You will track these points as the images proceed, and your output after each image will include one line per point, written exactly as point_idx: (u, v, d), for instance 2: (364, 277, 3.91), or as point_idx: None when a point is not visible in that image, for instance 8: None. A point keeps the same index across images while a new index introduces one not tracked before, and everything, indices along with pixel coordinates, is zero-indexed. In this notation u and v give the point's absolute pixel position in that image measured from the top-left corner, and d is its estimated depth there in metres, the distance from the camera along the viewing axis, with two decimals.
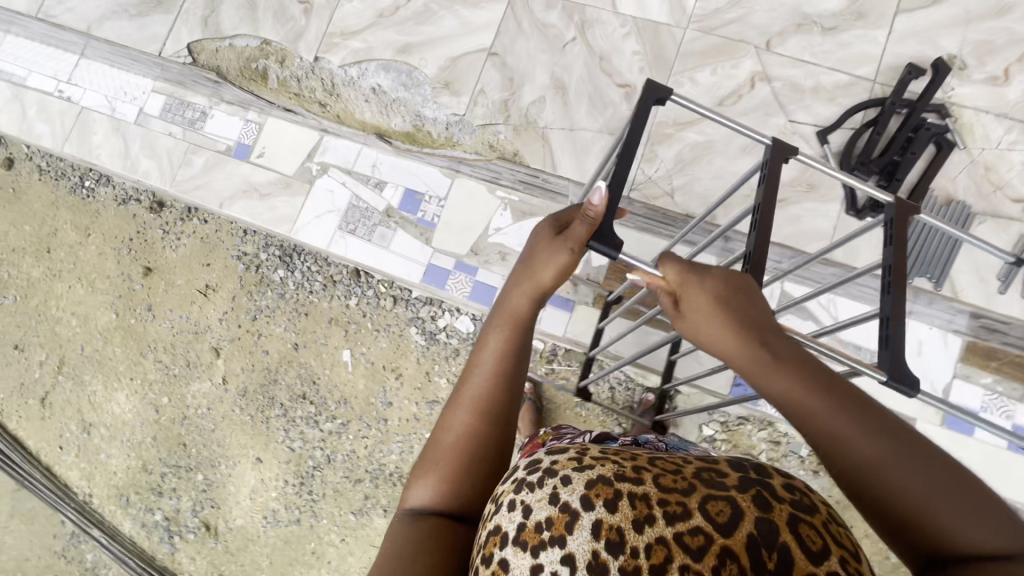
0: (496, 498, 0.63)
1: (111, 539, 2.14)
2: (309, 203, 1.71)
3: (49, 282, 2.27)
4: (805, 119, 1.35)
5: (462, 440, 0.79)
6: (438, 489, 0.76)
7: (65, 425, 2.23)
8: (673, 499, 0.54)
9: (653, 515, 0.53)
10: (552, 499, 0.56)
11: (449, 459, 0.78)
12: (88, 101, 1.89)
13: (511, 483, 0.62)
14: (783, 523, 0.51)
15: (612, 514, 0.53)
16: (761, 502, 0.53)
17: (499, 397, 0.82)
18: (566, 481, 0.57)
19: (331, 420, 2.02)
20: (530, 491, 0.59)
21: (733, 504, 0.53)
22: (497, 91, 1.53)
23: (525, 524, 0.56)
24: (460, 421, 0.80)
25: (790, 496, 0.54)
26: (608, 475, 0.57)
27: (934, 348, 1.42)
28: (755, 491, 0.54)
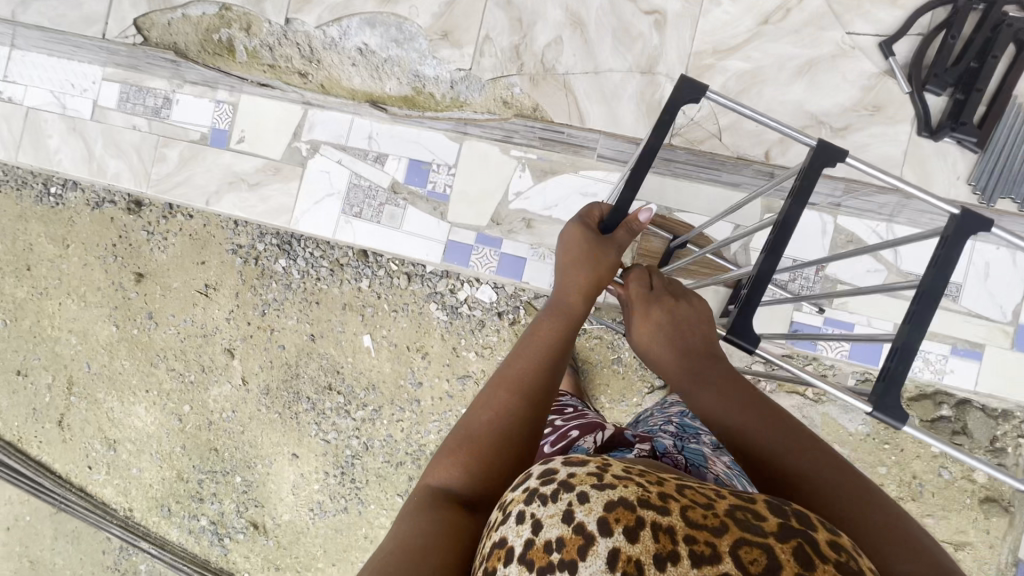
0: (503, 505, 0.54)
1: (161, 548, 2.13)
2: (304, 188, 1.54)
3: (37, 302, 2.12)
4: (865, 29, 1.18)
5: (498, 425, 0.71)
6: (467, 474, 0.68)
7: (89, 445, 2.16)
8: (701, 538, 0.45)
9: (677, 552, 0.45)
10: (565, 517, 0.48)
11: (482, 444, 0.70)
12: (33, 99, 1.66)
13: (521, 491, 0.52)
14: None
15: (631, 544, 0.45)
16: (801, 559, 0.43)
17: (541, 387, 0.75)
18: (581, 498, 0.48)
19: (363, 408, 1.95)
20: (541, 504, 0.50)
21: (769, 556, 0.43)
22: (505, 36, 1.34)
23: (534, 540, 0.48)
24: (498, 403, 0.73)
25: (834, 555, 0.45)
26: (630, 498, 0.48)
27: (1002, 268, 1.32)
28: (796, 543, 0.45)
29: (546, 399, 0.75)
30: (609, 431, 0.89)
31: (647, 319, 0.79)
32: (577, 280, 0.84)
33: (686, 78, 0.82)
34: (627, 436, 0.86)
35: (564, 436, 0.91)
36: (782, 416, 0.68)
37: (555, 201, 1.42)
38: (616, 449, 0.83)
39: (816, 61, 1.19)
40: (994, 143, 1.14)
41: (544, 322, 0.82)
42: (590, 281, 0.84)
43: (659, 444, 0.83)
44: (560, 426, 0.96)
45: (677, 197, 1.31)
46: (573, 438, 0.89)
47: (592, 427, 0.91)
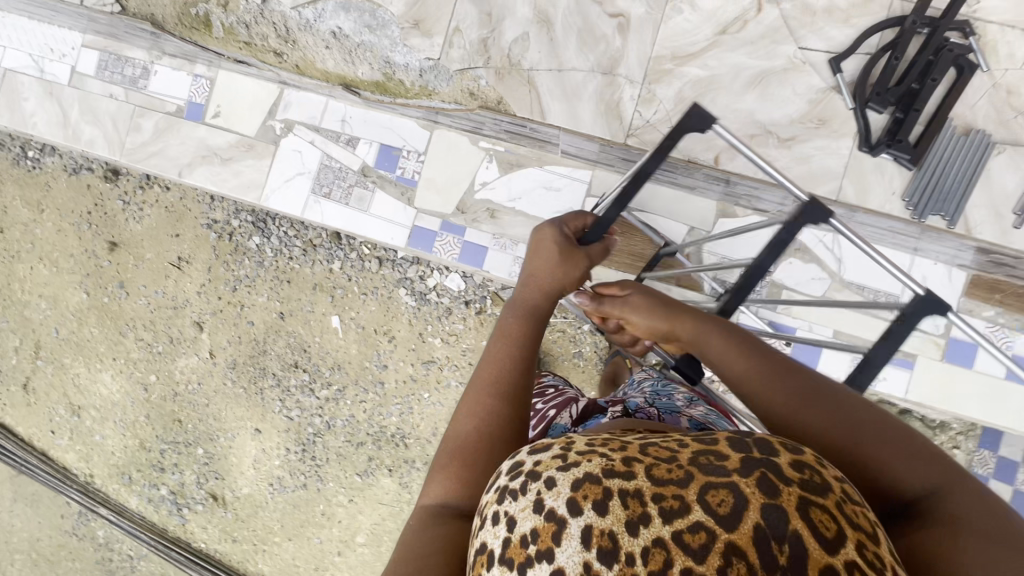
0: (480, 510, 0.53)
1: (120, 515, 2.16)
2: (276, 166, 1.57)
3: (8, 265, 2.13)
4: (817, 45, 1.25)
5: (484, 427, 0.69)
6: (458, 484, 0.66)
7: (53, 410, 2.17)
8: (668, 493, 0.44)
9: (648, 514, 0.44)
10: (536, 507, 0.47)
11: (468, 450, 0.68)
12: (12, 61, 1.68)
13: (494, 492, 0.52)
14: (793, 507, 0.42)
15: (602, 517, 0.44)
16: (765, 488, 0.43)
17: (518, 382, 0.73)
18: (550, 484, 0.48)
19: (327, 387, 1.97)
20: (513, 500, 0.49)
21: (736, 494, 0.43)
22: (474, 29, 1.36)
23: (510, 539, 0.48)
24: (477, 406, 0.71)
25: (800, 475, 0.45)
26: (596, 471, 0.47)
27: (938, 283, 1.32)
28: (759, 474, 0.44)
29: (525, 394, 0.74)
30: (584, 402, 0.97)
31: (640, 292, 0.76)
32: (540, 274, 0.86)
33: (692, 107, 0.83)
34: (601, 402, 0.96)
35: (543, 418, 0.95)
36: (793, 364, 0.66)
37: (520, 193, 1.46)
38: (592, 415, 0.90)
39: (768, 73, 1.26)
40: (927, 163, 1.23)
41: (508, 324, 0.81)
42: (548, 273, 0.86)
43: (631, 403, 0.87)
44: (538, 410, 1.00)
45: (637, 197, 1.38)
46: (551, 417, 0.94)
47: (567, 403, 0.98)
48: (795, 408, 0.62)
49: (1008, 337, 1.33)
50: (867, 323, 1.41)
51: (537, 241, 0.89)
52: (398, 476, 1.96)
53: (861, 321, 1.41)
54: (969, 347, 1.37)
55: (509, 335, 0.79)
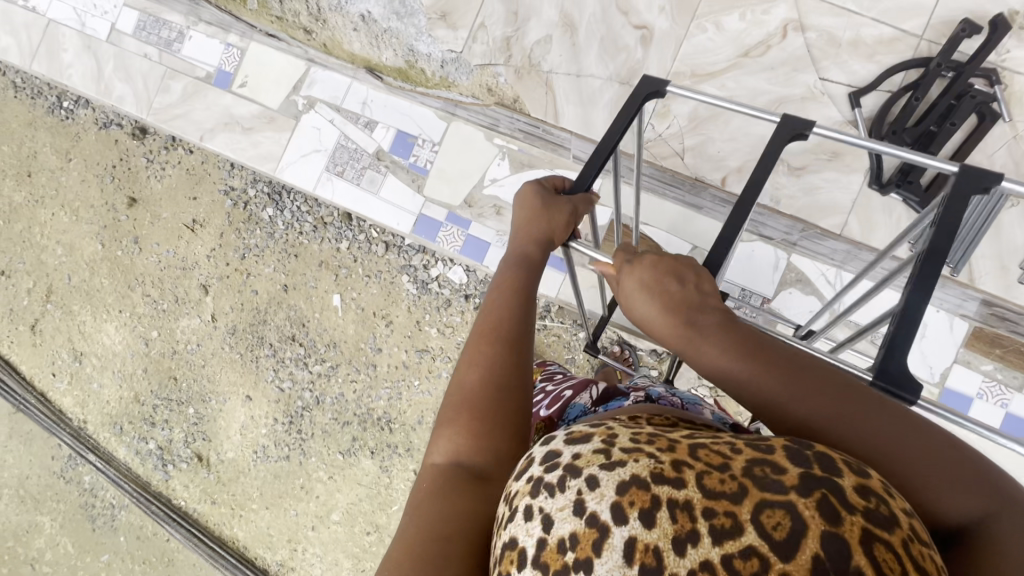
0: (508, 499, 0.52)
1: (106, 464, 2.20)
2: (294, 140, 1.60)
3: (31, 209, 2.20)
4: (838, 77, 1.26)
5: (489, 376, 0.67)
6: (468, 437, 0.63)
7: (56, 353, 2.23)
8: (721, 509, 0.43)
9: (697, 532, 0.43)
10: (576, 510, 0.46)
11: (476, 403, 0.65)
12: (56, 13, 1.79)
13: (526, 483, 0.51)
14: (856, 540, 0.40)
15: (649, 531, 0.44)
16: (828, 514, 0.41)
17: (523, 331, 0.71)
18: (592, 484, 0.47)
19: (321, 362, 1.98)
20: (549, 496, 0.48)
21: (794, 518, 0.41)
22: (499, 26, 1.39)
23: (545, 541, 0.47)
24: (482, 359, 0.68)
25: (864, 502, 0.42)
26: (643, 474, 0.46)
27: (938, 333, 1.35)
28: (820, 495, 0.42)
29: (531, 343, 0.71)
30: (603, 386, 0.92)
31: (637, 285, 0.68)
32: (523, 234, 0.83)
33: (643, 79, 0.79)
34: (622, 388, 0.89)
35: (558, 398, 0.94)
36: (806, 367, 0.58)
37: None
38: (613, 398, 0.85)
39: (787, 100, 1.27)
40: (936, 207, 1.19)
41: (505, 280, 0.78)
42: (528, 231, 0.83)
43: (654, 391, 0.82)
44: (553, 391, 0.99)
45: (647, 211, 1.37)
46: (568, 397, 0.92)
47: (585, 385, 0.95)
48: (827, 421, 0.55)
49: (1005, 395, 1.32)
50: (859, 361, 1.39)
51: (523, 195, 0.85)
52: (379, 459, 1.96)
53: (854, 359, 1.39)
54: (964, 400, 1.34)
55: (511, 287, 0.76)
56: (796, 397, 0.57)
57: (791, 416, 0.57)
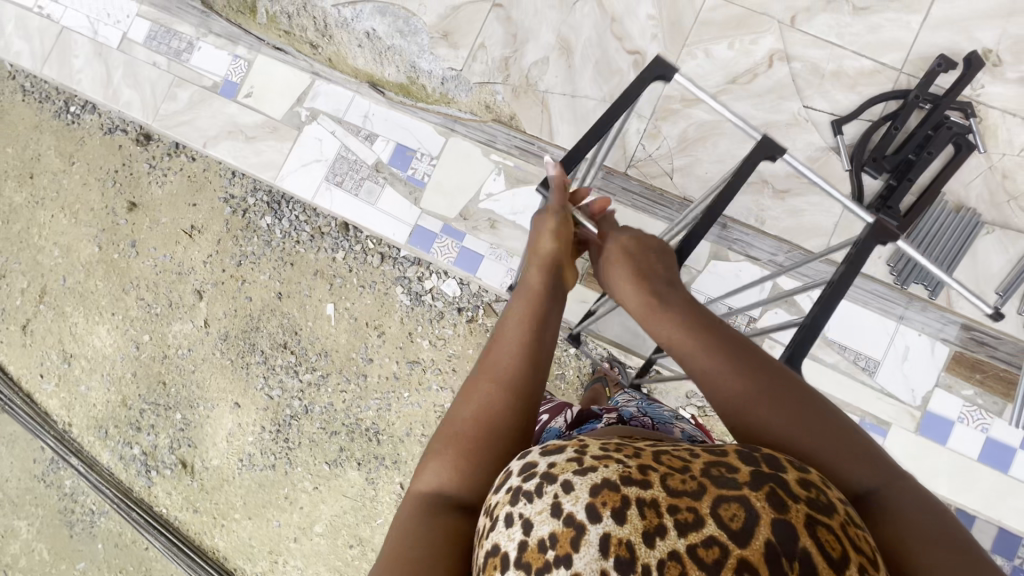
0: (488, 512, 0.52)
1: (89, 468, 2.17)
2: (296, 150, 1.64)
3: (31, 209, 2.22)
4: (821, 106, 1.32)
5: (491, 416, 0.64)
6: (461, 474, 0.61)
7: (46, 354, 2.22)
8: (683, 505, 0.44)
9: (664, 526, 0.44)
10: (554, 512, 0.47)
11: (474, 440, 0.63)
12: (70, 20, 1.84)
13: (506, 493, 0.51)
14: (801, 524, 0.43)
15: (620, 526, 0.44)
16: (775, 503, 0.43)
17: (529, 370, 0.68)
18: (567, 488, 0.47)
19: (311, 371, 1.98)
20: (528, 502, 0.49)
21: (748, 508, 0.43)
22: (499, 47, 1.45)
23: (527, 542, 0.47)
24: (487, 398, 0.66)
25: (805, 492, 0.45)
26: (614, 477, 0.47)
27: (919, 356, 1.36)
28: (768, 488, 0.44)
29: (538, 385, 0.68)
30: (578, 409, 0.94)
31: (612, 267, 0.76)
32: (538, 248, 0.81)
33: (657, 61, 0.85)
34: (597, 410, 0.91)
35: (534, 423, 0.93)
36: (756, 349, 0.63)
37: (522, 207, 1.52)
38: (587, 421, 0.86)
39: (772, 126, 1.33)
40: (917, 229, 1.28)
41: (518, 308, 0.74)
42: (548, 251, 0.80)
43: (625, 411, 0.84)
44: None
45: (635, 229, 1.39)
46: (544, 421, 0.92)
47: (561, 409, 0.95)
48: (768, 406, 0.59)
49: (984, 419, 1.34)
50: (844, 384, 1.38)
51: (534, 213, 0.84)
52: (366, 470, 1.94)
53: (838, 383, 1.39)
54: (945, 423, 1.36)
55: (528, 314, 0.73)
56: (740, 378, 0.61)
57: (739, 395, 0.60)
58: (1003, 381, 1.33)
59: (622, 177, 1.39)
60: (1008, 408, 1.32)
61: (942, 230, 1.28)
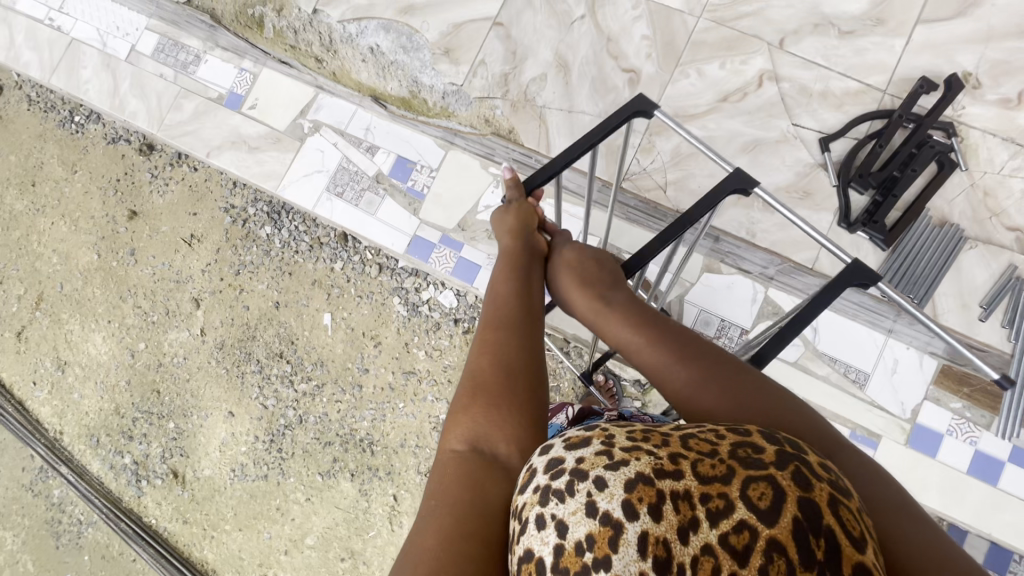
0: (516, 514, 0.54)
1: (79, 477, 2.15)
2: (298, 161, 1.67)
3: (32, 217, 2.23)
4: (809, 124, 1.37)
5: (500, 361, 0.70)
6: (484, 420, 0.65)
7: (40, 361, 2.21)
8: (715, 492, 0.48)
9: (697, 517, 0.47)
10: (590, 511, 0.49)
11: (488, 388, 0.67)
12: (79, 32, 1.89)
13: (534, 493, 0.53)
14: (824, 503, 0.46)
15: (657, 524, 0.47)
16: (800, 482, 0.47)
17: (524, 319, 0.75)
18: (601, 485, 0.50)
19: (306, 381, 1.98)
20: (560, 503, 0.51)
21: (775, 487, 0.46)
22: (498, 64, 1.50)
23: (563, 546, 0.49)
24: (491, 345, 0.72)
25: (825, 474, 0.49)
26: (647, 471, 0.50)
27: (908, 369, 1.39)
28: (794, 467, 0.48)
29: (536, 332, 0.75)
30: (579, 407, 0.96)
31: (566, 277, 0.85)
32: (508, 221, 0.91)
33: (637, 96, 0.88)
34: (598, 408, 0.92)
35: None
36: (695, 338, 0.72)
37: None
38: (587, 418, 0.88)
39: (763, 143, 1.37)
40: (902, 244, 1.32)
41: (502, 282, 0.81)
42: (516, 218, 0.90)
43: (625, 410, 0.85)
44: None
45: (629, 241, 1.43)
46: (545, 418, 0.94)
47: (562, 408, 0.98)
48: (704, 388, 0.67)
49: (973, 432, 1.36)
50: (835, 396, 1.41)
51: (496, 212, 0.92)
52: (359, 482, 1.93)
53: (830, 395, 1.41)
54: (934, 436, 1.38)
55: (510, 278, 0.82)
56: (682, 366, 0.70)
57: (681, 384, 0.69)
58: (990, 395, 1.35)
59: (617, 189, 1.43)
60: (995, 420, 1.34)
61: (927, 245, 1.31)
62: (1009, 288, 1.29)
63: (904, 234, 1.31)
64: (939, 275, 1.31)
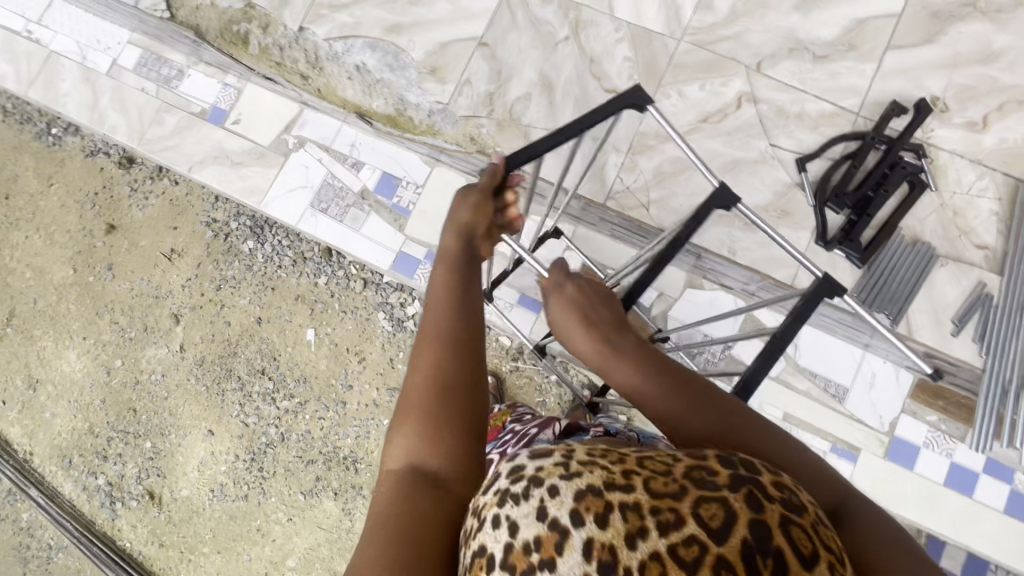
0: (476, 512, 0.53)
1: (49, 500, 2.07)
2: (282, 176, 1.66)
3: (4, 230, 2.17)
4: (787, 144, 1.41)
5: (438, 382, 0.65)
6: (423, 440, 0.63)
7: (10, 379, 2.15)
8: (666, 506, 0.44)
9: (645, 528, 0.44)
10: (540, 515, 0.47)
11: (427, 408, 0.64)
12: (59, 45, 1.86)
13: (493, 495, 0.51)
14: (776, 525, 0.43)
15: (603, 531, 0.44)
16: (753, 503, 0.44)
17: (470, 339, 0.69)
18: (552, 492, 0.48)
19: (289, 398, 1.95)
20: (515, 505, 0.49)
21: (726, 508, 0.43)
22: (484, 83, 1.52)
23: (512, 544, 0.47)
24: (431, 368, 0.66)
25: (780, 493, 0.46)
26: (597, 483, 0.47)
27: (885, 382, 1.42)
28: (747, 490, 0.45)
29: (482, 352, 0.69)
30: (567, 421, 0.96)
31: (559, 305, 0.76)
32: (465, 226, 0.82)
33: (631, 89, 0.90)
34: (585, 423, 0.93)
35: (524, 434, 0.94)
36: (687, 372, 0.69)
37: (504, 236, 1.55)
38: (574, 433, 0.89)
39: (742, 163, 1.41)
40: (877, 262, 1.35)
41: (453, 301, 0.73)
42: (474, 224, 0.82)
43: (612, 427, 0.87)
44: (520, 428, 1.00)
45: (614, 256, 1.45)
46: (534, 433, 0.93)
47: (551, 422, 0.97)
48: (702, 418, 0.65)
49: (948, 444, 1.39)
50: (815, 410, 1.43)
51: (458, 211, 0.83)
52: (342, 501, 1.89)
53: (810, 408, 1.44)
54: (911, 448, 1.40)
55: (443, 290, 0.74)
56: (678, 395, 0.66)
57: (678, 415, 0.65)
58: (964, 408, 1.38)
59: (602, 207, 1.45)
60: (970, 432, 1.37)
61: (901, 263, 1.36)
62: (976, 305, 1.34)
63: (880, 254, 1.35)
64: (913, 292, 1.35)
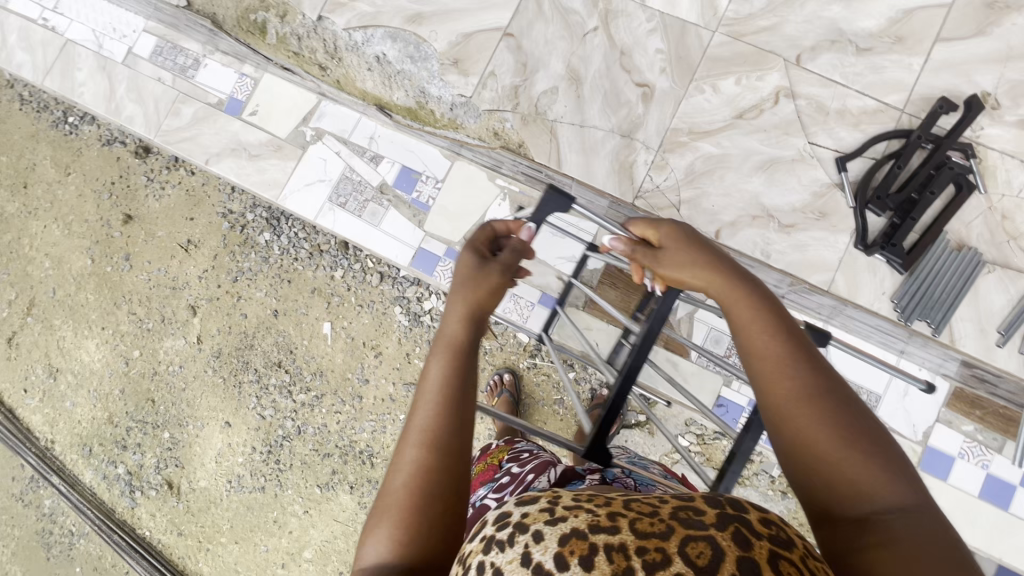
0: (461, 560, 0.45)
1: (71, 488, 2.10)
2: (299, 168, 1.63)
3: (23, 220, 2.17)
4: (826, 142, 1.35)
5: (416, 475, 0.61)
6: (395, 539, 0.58)
7: (31, 368, 2.16)
8: (651, 545, 0.38)
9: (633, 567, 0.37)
10: (524, 560, 0.40)
11: (404, 502, 0.60)
12: (75, 33, 1.83)
13: (479, 541, 0.44)
14: (766, 560, 0.37)
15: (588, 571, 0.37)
16: (740, 539, 0.39)
17: (449, 422, 0.64)
18: (537, 536, 0.41)
19: (305, 392, 1.94)
20: (499, 551, 0.42)
21: (714, 545, 0.38)
22: (508, 76, 1.46)
23: None
24: (410, 461, 0.62)
25: (768, 528, 0.41)
26: (583, 526, 0.40)
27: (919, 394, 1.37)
28: (733, 527, 0.40)
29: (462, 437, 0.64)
30: (562, 467, 0.91)
31: (671, 235, 0.74)
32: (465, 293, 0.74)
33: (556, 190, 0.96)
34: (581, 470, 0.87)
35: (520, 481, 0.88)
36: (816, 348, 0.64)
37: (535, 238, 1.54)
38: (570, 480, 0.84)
39: (778, 162, 1.36)
40: (919, 269, 1.30)
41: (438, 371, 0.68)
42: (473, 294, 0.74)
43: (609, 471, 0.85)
44: (515, 473, 0.94)
45: None
46: (528, 480, 0.87)
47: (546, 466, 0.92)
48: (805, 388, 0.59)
49: (985, 456, 1.34)
50: None
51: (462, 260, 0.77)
52: (358, 495, 1.90)
53: None
54: (945, 459, 1.36)
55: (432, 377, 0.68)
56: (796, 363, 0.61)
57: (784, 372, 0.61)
58: (1003, 418, 1.34)
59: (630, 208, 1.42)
60: (1009, 444, 1.33)
61: (945, 268, 1.30)
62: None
63: (921, 261, 1.30)
64: (958, 298, 1.30)
